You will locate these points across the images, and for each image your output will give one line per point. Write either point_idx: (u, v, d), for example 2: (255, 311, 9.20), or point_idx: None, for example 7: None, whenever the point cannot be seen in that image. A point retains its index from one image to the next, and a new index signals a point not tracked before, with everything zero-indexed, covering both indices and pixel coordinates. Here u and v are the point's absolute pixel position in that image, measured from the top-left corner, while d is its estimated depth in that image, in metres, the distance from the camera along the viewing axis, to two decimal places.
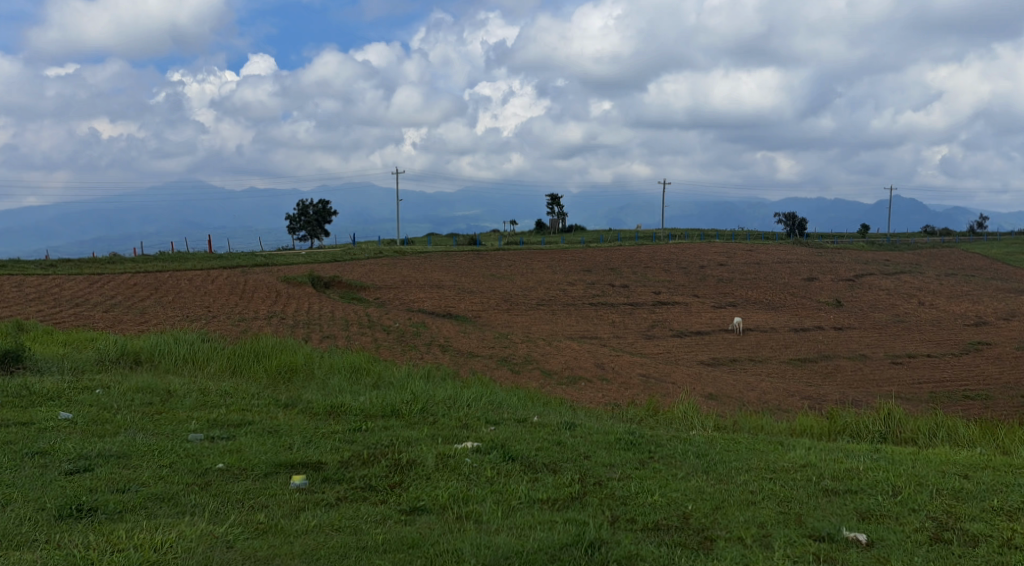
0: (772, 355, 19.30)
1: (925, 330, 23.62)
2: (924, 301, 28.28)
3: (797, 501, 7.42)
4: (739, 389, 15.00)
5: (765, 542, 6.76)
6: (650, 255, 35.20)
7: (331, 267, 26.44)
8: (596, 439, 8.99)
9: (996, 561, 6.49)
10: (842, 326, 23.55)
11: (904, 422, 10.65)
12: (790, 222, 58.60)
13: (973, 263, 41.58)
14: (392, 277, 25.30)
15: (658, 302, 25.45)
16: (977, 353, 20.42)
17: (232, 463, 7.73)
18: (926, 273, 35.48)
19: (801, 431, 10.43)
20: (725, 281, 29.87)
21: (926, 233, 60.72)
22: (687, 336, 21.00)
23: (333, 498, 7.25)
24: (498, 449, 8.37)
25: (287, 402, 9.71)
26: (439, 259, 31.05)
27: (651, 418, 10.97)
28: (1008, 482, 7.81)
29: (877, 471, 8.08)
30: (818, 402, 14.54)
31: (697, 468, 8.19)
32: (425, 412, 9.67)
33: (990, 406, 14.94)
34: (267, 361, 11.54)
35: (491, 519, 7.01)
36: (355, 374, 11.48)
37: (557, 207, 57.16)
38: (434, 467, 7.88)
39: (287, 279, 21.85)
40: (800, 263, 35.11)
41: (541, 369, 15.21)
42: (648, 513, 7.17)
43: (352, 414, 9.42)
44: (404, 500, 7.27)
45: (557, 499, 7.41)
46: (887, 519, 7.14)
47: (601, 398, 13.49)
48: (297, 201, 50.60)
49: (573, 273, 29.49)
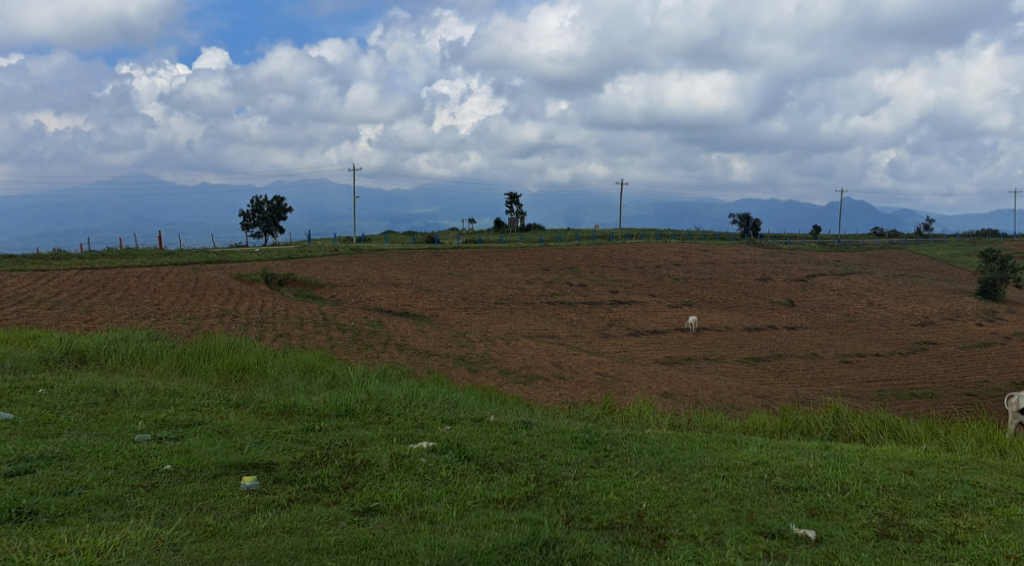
0: (726, 354, 19.48)
1: (874, 329, 24.02)
2: (873, 301, 28.77)
3: (748, 499, 7.48)
4: (693, 387, 15.11)
5: (716, 539, 6.80)
6: (607, 254, 35.37)
7: (285, 265, 26.09)
8: (552, 438, 8.99)
9: (941, 556, 6.59)
10: (795, 326, 23.85)
11: (853, 420, 10.83)
12: (744, 223, 59.29)
13: (920, 264, 42.50)
14: (348, 275, 25.06)
15: (615, 301, 25.54)
16: (923, 353, 20.81)
17: (180, 464, 7.59)
18: (875, 273, 36.13)
19: (754, 429, 10.54)
20: (680, 281, 30.09)
21: (876, 234, 62.00)
22: (643, 336, 21.10)
23: (284, 499, 7.15)
24: (453, 449, 8.33)
25: (237, 402, 9.55)
26: (396, 256, 30.87)
27: (607, 416, 11.02)
28: (952, 479, 7.96)
29: (827, 468, 8.19)
30: (771, 400, 14.69)
31: (651, 466, 8.22)
32: (380, 411, 9.60)
33: (936, 405, 15.21)
34: (218, 359, 11.35)
35: (446, 519, 6.97)
36: (309, 373, 11.35)
37: (515, 206, 57.12)
38: (388, 467, 7.81)
39: (240, 277, 21.53)
40: (753, 264, 35.46)
41: (499, 368, 15.20)
42: (603, 512, 7.18)
43: (305, 414, 9.30)
44: (357, 500, 7.20)
45: (512, 499, 7.39)
46: (835, 515, 7.23)
47: (558, 397, 13.49)
48: (251, 198, 49.91)
49: (531, 272, 29.47)
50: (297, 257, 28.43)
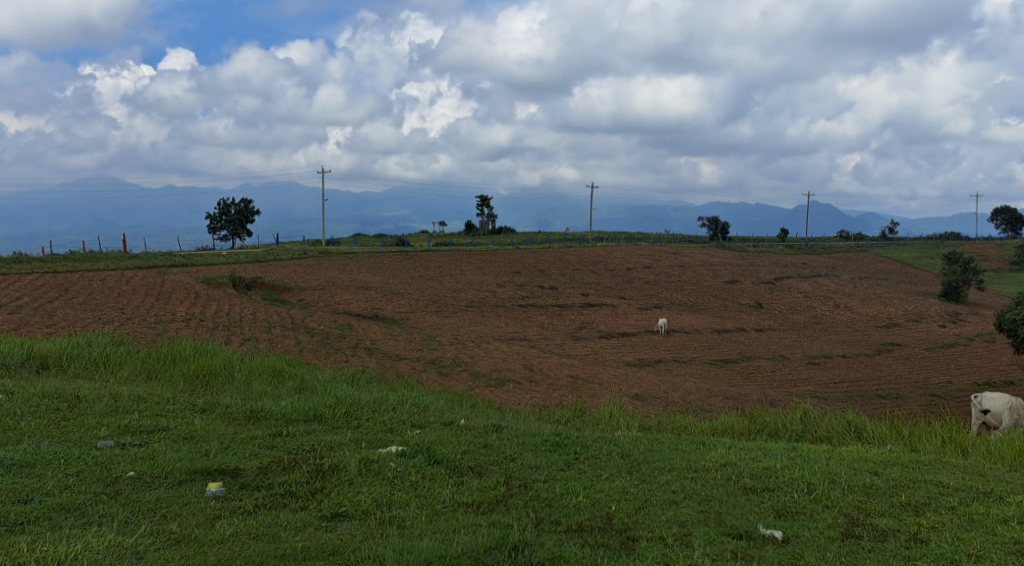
0: (695, 356, 19.61)
1: (840, 331, 24.30)
2: (840, 303, 29.08)
3: (716, 500, 7.53)
4: (663, 389, 15.17)
5: (685, 540, 6.84)
6: (577, 257, 35.46)
7: (253, 268, 25.87)
8: (522, 441, 8.99)
9: (904, 555, 6.66)
10: (763, 328, 24.05)
11: (819, 421, 10.93)
12: (713, 225, 59.74)
13: (885, 266, 43.05)
14: (317, 278, 24.90)
15: (586, 303, 25.60)
16: (888, 354, 21.08)
17: (145, 471, 7.49)
18: (841, 276, 36.55)
19: (722, 430, 10.62)
20: (650, 284, 30.22)
21: (843, 236, 62.69)
22: (614, 338, 21.17)
23: (250, 505, 7.09)
24: (422, 453, 8.30)
25: (204, 407, 9.45)
26: (366, 260, 30.74)
27: (578, 419, 11.04)
28: (916, 478, 8.06)
29: (794, 469, 8.25)
30: (740, 402, 14.81)
31: (621, 468, 8.26)
32: (348, 415, 9.55)
33: (901, 405, 15.42)
34: (184, 365, 11.22)
35: (414, 524, 6.94)
36: (277, 378, 11.25)
37: (486, 208, 57.08)
38: (357, 472, 7.77)
39: (207, 280, 21.29)
40: (722, 266, 35.69)
41: (470, 371, 15.18)
42: (572, 514, 7.19)
43: (273, 419, 9.23)
44: (325, 505, 7.15)
45: (481, 502, 7.38)
46: (802, 516, 7.29)
47: (529, 399, 13.50)
48: (217, 199, 49.40)
49: (502, 275, 29.45)
50: (265, 260, 28.20)
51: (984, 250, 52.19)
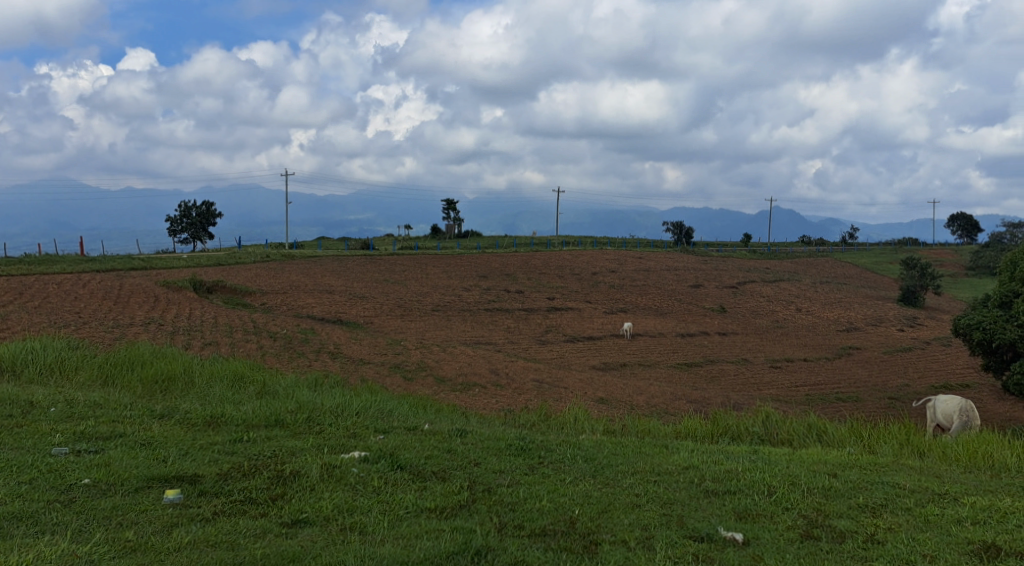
0: (660, 359, 19.72)
1: (802, 335, 24.58)
2: (801, 307, 29.44)
3: (679, 503, 7.57)
4: (628, 393, 15.24)
5: (647, 544, 6.87)
6: (543, 261, 35.51)
7: (214, 271, 25.60)
8: (486, 445, 8.98)
9: (861, 556, 6.75)
10: (726, 332, 24.26)
11: (781, 425, 11.03)
12: (677, 230, 60.17)
13: (845, 271, 43.66)
14: (280, 282, 24.70)
15: (552, 307, 25.66)
16: (849, 358, 21.36)
17: (100, 478, 7.38)
18: (803, 280, 37.00)
19: (686, 433, 10.68)
20: (616, 288, 30.36)
21: (804, 241, 63.50)
22: (580, 342, 21.24)
23: (209, 512, 7.00)
24: (386, 458, 8.26)
25: (162, 412, 9.33)
26: (330, 263, 30.55)
27: (543, 423, 11.06)
28: (873, 480, 8.18)
29: (755, 472, 8.32)
30: (703, 405, 14.91)
31: (585, 472, 8.28)
32: (310, 421, 9.47)
33: (861, 408, 15.63)
34: (142, 370, 11.06)
35: (376, 530, 6.90)
36: (238, 383, 11.13)
37: (451, 212, 56.98)
38: (318, 478, 7.71)
39: (167, 283, 21.01)
40: (686, 271, 35.97)
41: (435, 375, 15.13)
42: (535, 519, 7.19)
43: (233, 424, 9.13)
44: (286, 512, 7.09)
45: (445, 507, 7.35)
46: (762, 517, 7.36)
47: (494, 404, 13.48)
48: (178, 202, 48.79)
49: (467, 279, 29.42)
50: (227, 263, 27.92)
51: (941, 255, 53.10)
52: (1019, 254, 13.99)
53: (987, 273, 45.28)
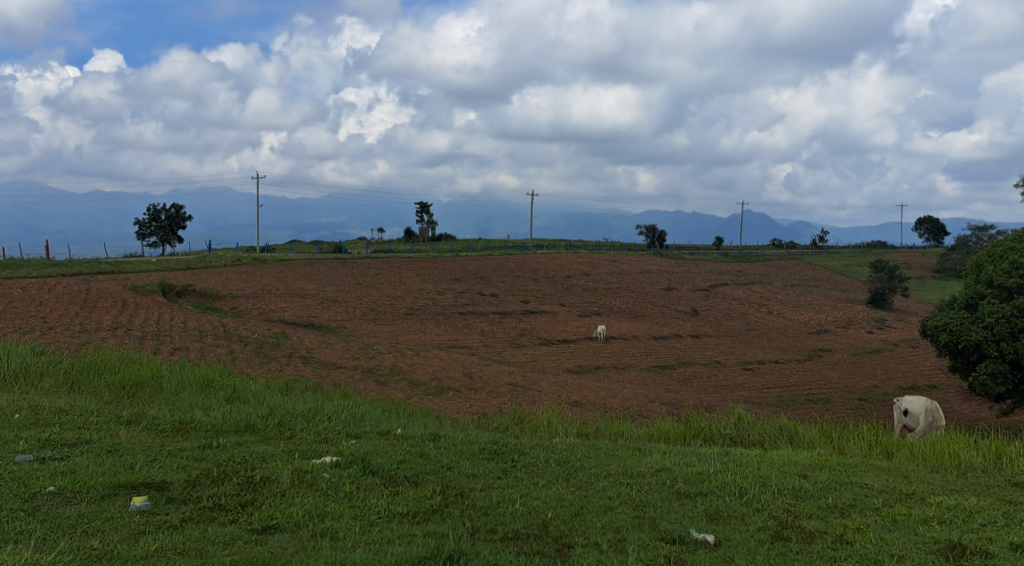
0: (633, 362, 19.80)
1: (774, 337, 24.78)
2: (773, 310, 29.67)
3: (651, 506, 7.60)
4: (602, 396, 15.28)
5: (619, 546, 6.88)
6: (517, 264, 35.52)
7: (184, 275, 25.35)
8: (459, 449, 8.96)
9: (830, 556, 6.80)
10: (698, 334, 24.41)
11: (753, 427, 11.09)
12: (650, 233, 60.47)
13: (816, 274, 44.09)
14: (251, 286, 24.51)
15: (526, 311, 25.68)
16: (820, 359, 21.57)
17: (65, 486, 7.28)
18: (774, 283, 37.30)
19: (659, 436, 10.72)
20: (589, 291, 30.44)
21: (776, 244, 64.04)
22: (554, 345, 21.27)
23: (177, 519, 6.93)
24: (357, 463, 8.21)
25: (129, 419, 9.22)
26: (302, 267, 30.37)
27: (517, 426, 11.06)
28: (843, 480, 8.25)
29: (726, 474, 8.36)
30: (676, 408, 14.99)
31: (558, 475, 8.29)
32: (281, 426, 9.40)
33: (831, 410, 15.78)
34: (109, 376, 10.91)
35: (347, 535, 6.86)
36: (207, 388, 11.02)
37: (425, 215, 56.85)
38: (289, 484, 7.65)
39: (135, 288, 20.78)
40: (659, 274, 36.13)
41: (408, 380, 15.07)
42: (508, 522, 7.18)
43: (202, 430, 9.04)
44: (255, 518, 7.02)
45: (417, 512, 7.32)
46: (733, 519, 7.40)
47: (469, 408, 13.46)
48: (148, 205, 48.30)
49: (441, 282, 29.37)
50: (196, 267, 27.68)
51: (909, 258, 53.71)
52: (985, 257, 14.21)
53: (954, 276, 45.87)
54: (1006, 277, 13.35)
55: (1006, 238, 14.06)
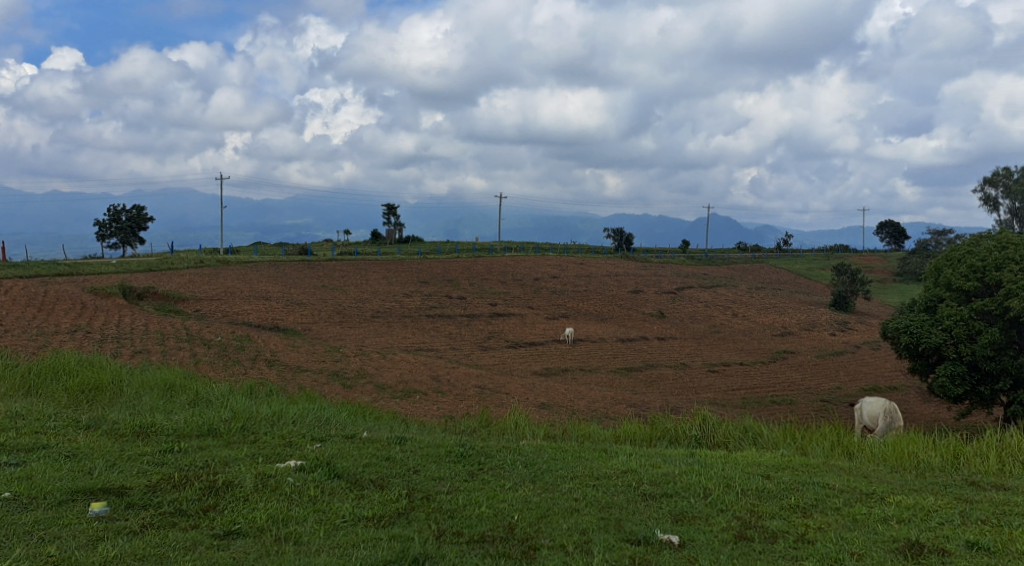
0: (600, 364, 19.86)
1: (738, 339, 25.00)
2: (737, 312, 29.93)
3: (617, 507, 7.62)
4: (569, 398, 15.31)
5: (585, 548, 6.89)
6: (485, 267, 35.51)
7: (145, 277, 25.02)
8: (426, 453, 8.92)
9: (792, 555, 6.87)
10: (665, 336, 24.55)
11: (718, 428, 11.16)
12: (617, 236, 60.75)
13: (780, 277, 44.55)
14: (215, 288, 24.26)
15: (494, 313, 25.67)
16: (783, 361, 21.80)
17: (21, 492, 7.15)
18: (739, 285, 37.65)
19: (625, 438, 10.76)
20: (558, 293, 30.49)
21: (741, 248, 64.65)
22: (522, 347, 21.30)
23: (137, 525, 6.84)
24: (322, 467, 8.15)
25: (88, 423, 9.08)
26: (267, 269, 30.11)
27: (484, 429, 11.04)
28: (805, 481, 8.34)
29: (691, 475, 8.41)
30: (642, 409, 15.07)
31: (524, 477, 8.28)
32: (244, 430, 9.31)
33: (794, 411, 15.94)
34: (68, 380, 10.75)
35: (312, 540, 6.81)
36: (169, 392, 10.88)
37: (392, 217, 56.61)
38: (252, 488, 7.58)
39: (95, 290, 20.48)
40: (626, 276, 36.31)
41: (375, 383, 15.00)
42: (474, 525, 7.17)
43: (164, 434, 8.93)
44: (218, 523, 6.95)
45: (383, 515, 7.28)
46: (698, 520, 7.44)
47: (435, 411, 13.43)
48: (108, 206, 47.63)
49: (409, 285, 29.28)
50: (158, 269, 27.33)
51: (871, 262, 54.40)
52: (943, 261, 14.43)
53: (914, 280, 46.54)
54: (964, 281, 13.58)
55: (964, 242, 14.29)
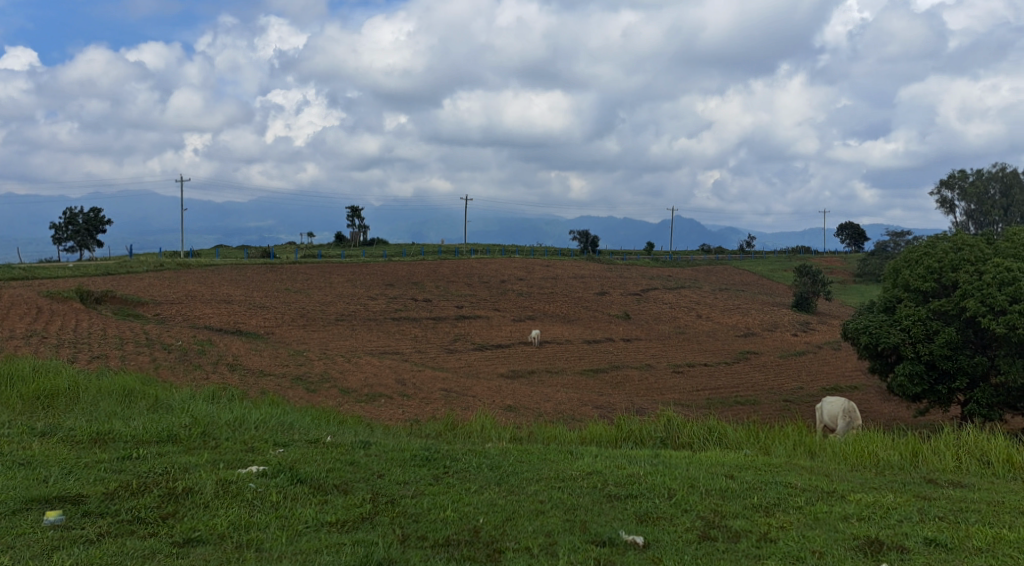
0: (566, 366, 19.88)
1: (703, 340, 25.16)
2: (702, 314, 30.16)
3: (582, 509, 7.62)
4: (535, 400, 15.31)
5: (550, 550, 6.88)
6: (450, 269, 35.41)
7: (104, 281, 24.65)
8: (390, 457, 8.87)
9: (755, 554, 6.90)
10: (630, 338, 24.65)
11: (682, 428, 11.22)
12: (582, 239, 60.91)
13: (743, 278, 44.96)
14: (175, 292, 23.93)
15: (460, 316, 25.60)
16: (746, 362, 21.99)
17: None
18: (703, 287, 37.90)
19: (590, 439, 10.79)
20: (524, 296, 30.49)
21: (705, 250, 65.19)
22: (488, 350, 21.27)
23: (94, 533, 6.72)
24: (285, 472, 8.05)
25: (44, 430, 8.91)
26: (229, 272, 29.77)
27: (449, 432, 11.00)
28: (767, 480, 8.40)
29: (656, 476, 8.44)
30: (607, 411, 15.11)
31: (490, 480, 8.25)
32: (205, 435, 9.19)
33: (757, 411, 16.08)
34: (22, 385, 10.53)
35: (273, 546, 6.73)
36: (127, 398, 10.69)
37: (356, 219, 56.27)
38: (213, 494, 7.48)
39: (52, 294, 20.11)
40: (592, 279, 36.42)
41: (339, 387, 14.88)
42: (438, 529, 7.13)
43: (122, 441, 8.79)
44: (177, 530, 6.85)
45: (346, 521, 7.21)
46: (662, 520, 7.47)
47: (401, 414, 13.37)
48: (64, 209, 46.82)
49: (374, 288, 29.10)
50: (117, 273, 26.91)
51: (832, 263, 55.05)
52: (901, 262, 14.63)
53: (874, 281, 47.17)
54: (922, 281, 13.81)
55: (922, 243, 14.52)
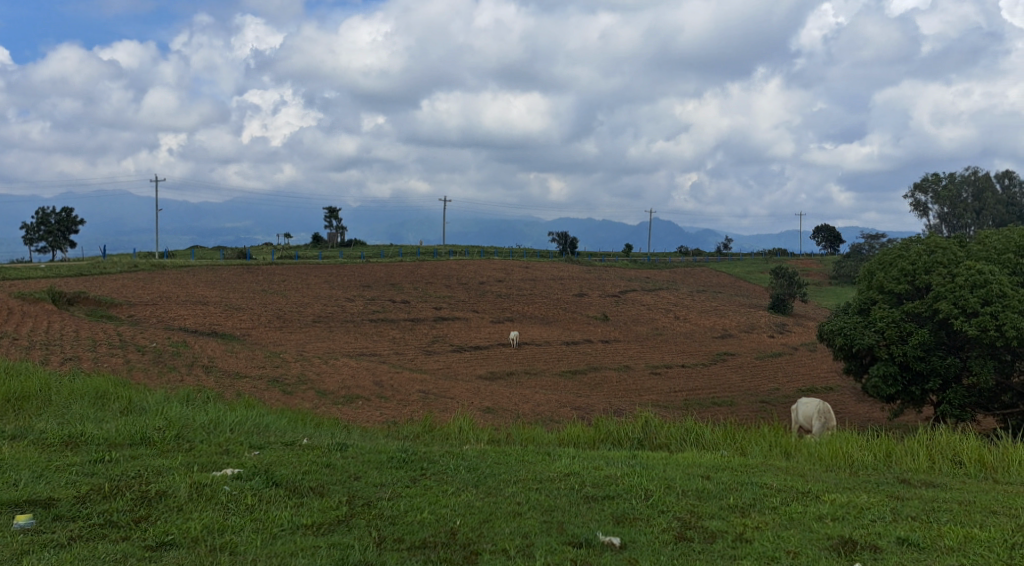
0: (544, 367, 19.89)
1: (680, 342, 25.24)
2: (679, 315, 30.27)
3: (559, 510, 7.62)
4: (513, 402, 15.30)
5: (527, 551, 6.87)
6: (428, 271, 35.32)
7: (77, 282, 24.38)
8: (367, 459, 8.83)
9: (730, 555, 6.93)
10: (608, 340, 24.70)
11: (660, 429, 11.25)
12: (560, 241, 60.99)
13: (720, 280, 45.18)
14: (150, 293, 23.72)
15: (438, 317, 25.55)
16: (723, 363, 22.08)
17: None
18: (681, 288, 38.05)
19: (568, 440, 10.80)
20: (502, 297, 30.48)
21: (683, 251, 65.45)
22: (467, 352, 21.23)
23: (65, 537, 6.65)
24: (260, 475, 8.00)
25: (15, 433, 8.80)
26: (205, 274, 29.55)
27: (427, 434, 10.98)
28: (743, 480, 8.44)
29: (633, 477, 8.46)
30: (585, 412, 15.12)
31: (467, 482, 8.23)
32: (180, 438, 9.12)
33: (734, 412, 16.16)
34: None
35: (248, 549, 6.68)
36: (100, 400, 10.59)
37: (333, 220, 56.01)
38: (187, 497, 7.41)
39: (23, 295, 19.87)
40: (570, 280, 36.48)
41: (316, 389, 14.81)
42: (415, 531, 7.11)
43: (94, 443, 8.70)
44: (150, 534, 6.78)
45: (322, 523, 7.16)
46: (638, 521, 7.48)
47: (378, 416, 13.32)
48: (36, 209, 46.27)
49: (351, 289, 28.99)
50: (91, 274, 26.61)
51: (807, 265, 55.40)
52: (876, 264, 14.76)
53: (849, 283, 47.53)
54: (895, 284, 13.95)
55: (895, 246, 14.67)
